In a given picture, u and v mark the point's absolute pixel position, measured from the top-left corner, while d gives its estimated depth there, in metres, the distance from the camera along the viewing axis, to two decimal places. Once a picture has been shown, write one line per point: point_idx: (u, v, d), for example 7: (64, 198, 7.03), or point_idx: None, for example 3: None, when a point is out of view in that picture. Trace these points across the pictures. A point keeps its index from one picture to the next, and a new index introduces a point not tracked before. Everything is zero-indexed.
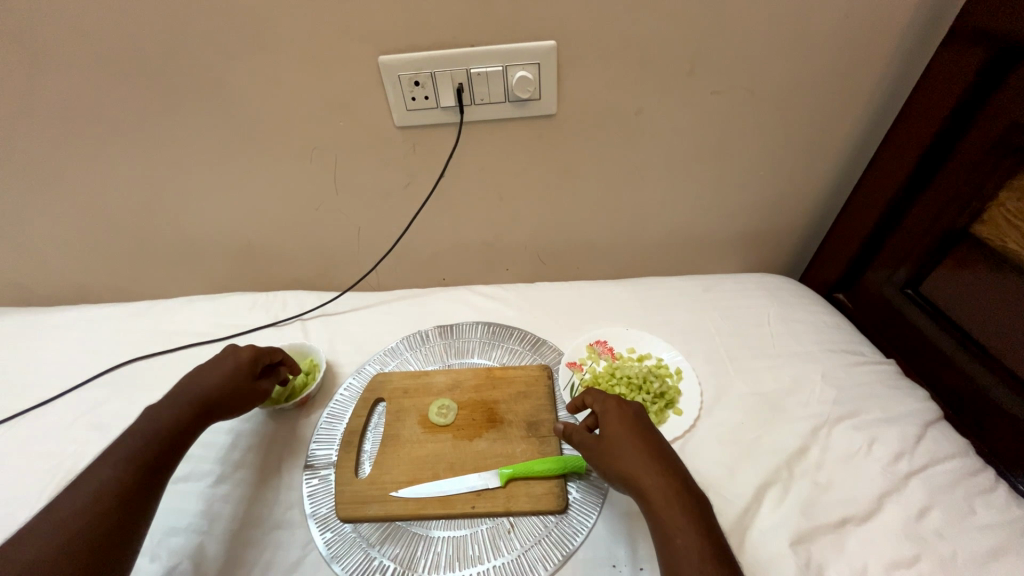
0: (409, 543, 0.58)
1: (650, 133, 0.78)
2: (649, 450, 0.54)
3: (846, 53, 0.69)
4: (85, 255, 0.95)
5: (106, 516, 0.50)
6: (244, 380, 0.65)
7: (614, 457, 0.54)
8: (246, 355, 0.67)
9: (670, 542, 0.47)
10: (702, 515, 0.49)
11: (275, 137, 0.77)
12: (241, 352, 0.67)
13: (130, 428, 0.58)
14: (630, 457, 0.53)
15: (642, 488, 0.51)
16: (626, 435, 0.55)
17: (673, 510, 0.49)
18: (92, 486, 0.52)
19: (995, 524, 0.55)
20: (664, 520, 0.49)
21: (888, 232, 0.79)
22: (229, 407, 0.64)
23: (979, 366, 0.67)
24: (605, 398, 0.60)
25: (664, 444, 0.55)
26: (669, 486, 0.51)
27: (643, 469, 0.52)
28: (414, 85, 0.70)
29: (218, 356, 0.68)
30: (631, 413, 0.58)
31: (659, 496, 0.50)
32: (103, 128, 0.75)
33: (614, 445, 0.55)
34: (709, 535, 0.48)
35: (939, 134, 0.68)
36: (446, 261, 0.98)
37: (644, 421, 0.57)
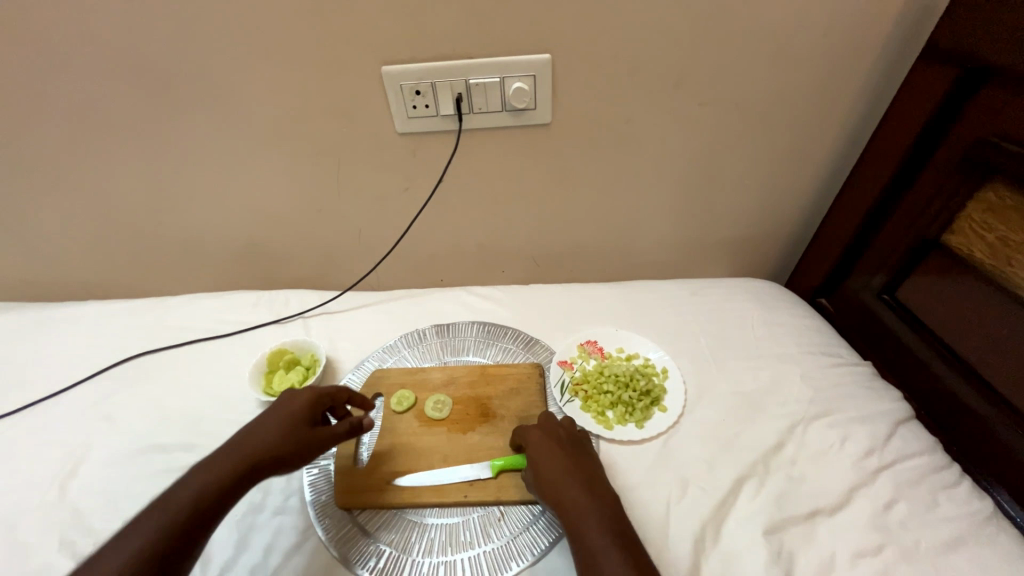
0: (404, 529, 0.61)
1: (641, 141, 0.81)
2: (567, 463, 0.58)
3: (825, 69, 0.73)
4: (93, 253, 0.98)
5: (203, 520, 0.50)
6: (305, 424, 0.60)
7: (536, 468, 0.59)
8: (303, 399, 0.62)
9: (582, 540, 0.51)
10: (612, 515, 0.53)
11: (282, 141, 0.80)
12: (298, 397, 0.62)
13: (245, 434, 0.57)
14: (550, 467, 0.58)
15: (558, 495, 0.55)
16: (547, 447, 0.61)
17: (585, 512, 0.53)
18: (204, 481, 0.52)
19: (957, 516, 0.58)
20: (575, 521, 0.52)
21: (867, 241, 0.83)
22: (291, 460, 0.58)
23: (947, 367, 0.70)
24: (532, 418, 0.66)
25: (585, 458, 0.60)
26: (583, 490, 0.55)
27: (560, 476, 0.57)
28: (415, 94, 0.74)
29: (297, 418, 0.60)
30: (551, 429, 0.64)
31: (575, 501, 0.54)
32: (116, 131, 0.79)
33: (535, 456, 0.60)
34: (617, 533, 0.51)
35: (914, 145, 0.72)
36: (444, 263, 1.01)
37: (565, 438, 0.62)
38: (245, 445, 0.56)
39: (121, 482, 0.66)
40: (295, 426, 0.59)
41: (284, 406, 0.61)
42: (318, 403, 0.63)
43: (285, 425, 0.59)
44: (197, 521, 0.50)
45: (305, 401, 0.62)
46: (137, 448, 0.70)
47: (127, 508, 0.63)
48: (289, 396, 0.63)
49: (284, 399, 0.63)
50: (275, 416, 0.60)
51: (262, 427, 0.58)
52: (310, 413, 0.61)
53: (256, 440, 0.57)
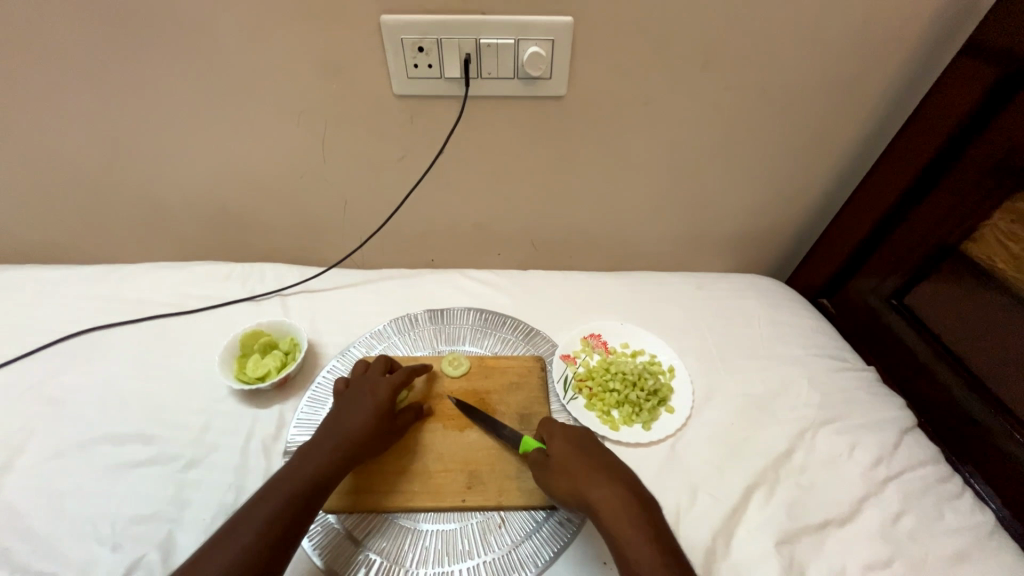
0: (396, 536, 0.56)
1: (661, 124, 0.75)
2: (599, 466, 0.56)
3: (861, 59, 0.68)
4: (34, 208, 0.86)
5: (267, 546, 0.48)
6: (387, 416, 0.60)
7: (565, 475, 0.55)
8: (383, 392, 0.62)
9: (626, 550, 0.49)
10: (652, 521, 0.51)
11: (261, 94, 0.70)
12: (379, 390, 0.62)
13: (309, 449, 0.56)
14: (579, 474, 0.55)
15: (594, 502, 0.52)
16: (572, 451, 0.57)
17: (625, 520, 0.51)
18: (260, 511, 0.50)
19: (962, 528, 0.58)
20: (616, 530, 0.50)
21: (879, 243, 0.81)
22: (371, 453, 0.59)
23: (955, 377, 0.70)
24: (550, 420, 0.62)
25: (613, 458, 0.57)
26: (618, 496, 0.53)
27: (592, 482, 0.54)
28: (418, 51, 0.65)
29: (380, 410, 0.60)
30: (571, 431, 0.60)
31: (613, 509, 0.51)
32: (63, 67, 0.67)
33: (565, 464, 0.56)
34: (659, 540, 0.50)
35: (941, 147, 0.69)
36: (438, 243, 0.94)
37: (591, 439, 0.59)
38: (337, 438, 0.57)
39: (68, 477, 0.58)
40: (382, 417, 0.60)
41: (367, 395, 0.61)
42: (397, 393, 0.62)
43: (371, 417, 0.59)
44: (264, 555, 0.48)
45: (387, 393, 0.62)
46: (88, 438, 0.62)
47: (75, 508, 0.56)
48: (369, 386, 0.62)
49: (363, 386, 0.62)
50: (362, 406, 0.60)
51: (349, 418, 0.59)
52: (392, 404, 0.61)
53: (342, 434, 0.57)
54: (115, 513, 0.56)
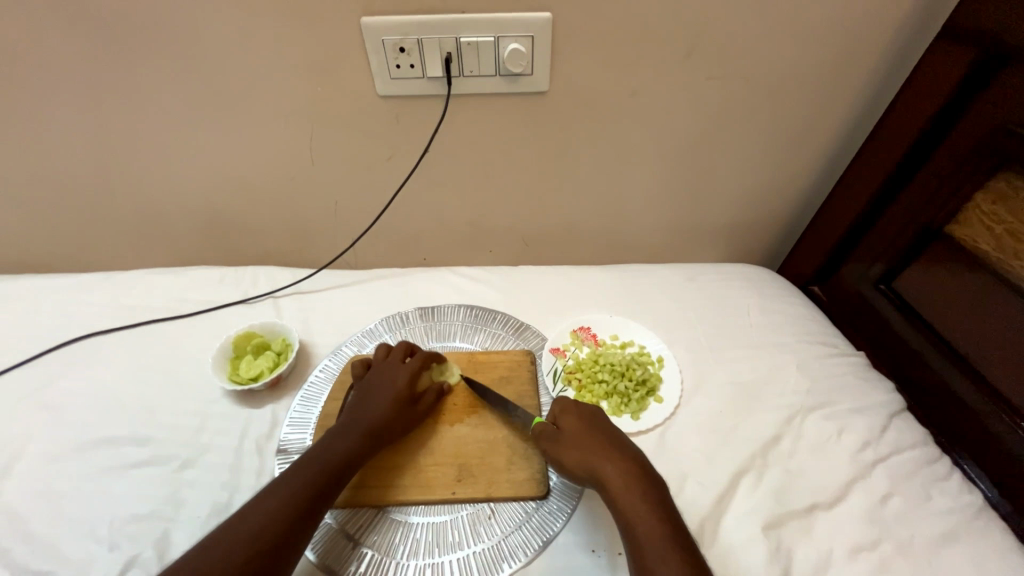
0: (387, 530, 0.57)
1: (644, 116, 0.76)
2: (608, 441, 0.55)
3: (841, 45, 0.69)
4: (29, 218, 0.87)
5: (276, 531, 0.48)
6: (406, 401, 0.63)
7: (570, 449, 0.55)
8: (402, 379, 0.64)
9: (629, 521, 0.49)
10: (658, 493, 0.50)
11: (248, 99, 0.71)
12: (398, 377, 0.65)
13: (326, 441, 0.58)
14: (584, 448, 0.54)
15: (598, 475, 0.52)
16: (579, 426, 0.57)
17: (629, 491, 0.50)
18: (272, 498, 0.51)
19: (950, 509, 0.58)
20: (620, 502, 0.50)
21: (866, 229, 0.81)
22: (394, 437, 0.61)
23: (944, 360, 0.70)
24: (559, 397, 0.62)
25: (621, 435, 0.56)
26: (623, 469, 0.52)
27: (597, 455, 0.53)
28: (399, 51, 0.65)
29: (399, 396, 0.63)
30: (579, 407, 0.59)
31: (620, 484, 0.51)
32: (51, 78, 0.68)
33: (573, 441, 0.55)
34: (665, 512, 0.49)
35: (924, 131, 0.69)
36: (428, 242, 0.95)
37: (599, 416, 0.58)
38: (360, 422, 0.60)
39: (67, 480, 0.59)
40: (401, 401, 0.62)
41: (387, 381, 0.64)
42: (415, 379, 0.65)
43: (391, 402, 0.62)
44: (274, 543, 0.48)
45: (404, 379, 0.64)
46: (85, 442, 0.63)
47: (73, 509, 0.57)
48: (387, 374, 0.65)
49: (383, 373, 0.65)
50: (382, 392, 0.63)
51: (370, 404, 0.62)
52: (411, 389, 0.64)
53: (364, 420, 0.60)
54: (112, 513, 0.57)
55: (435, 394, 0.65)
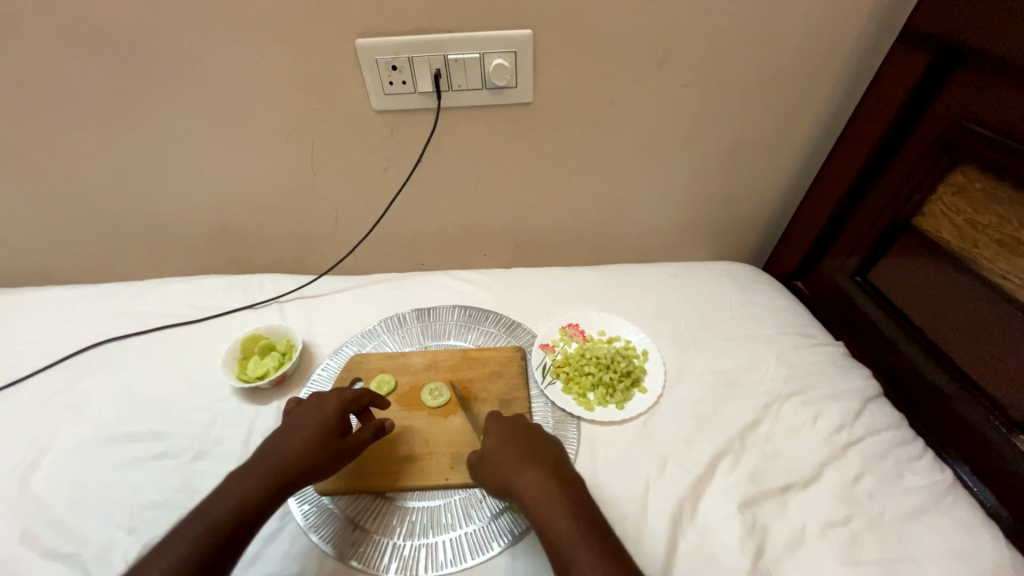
0: (384, 513, 0.61)
1: (623, 122, 0.80)
2: (528, 452, 0.56)
3: (806, 51, 0.73)
4: (50, 234, 0.92)
5: (225, 532, 0.50)
6: (335, 433, 0.59)
7: (500, 462, 0.56)
8: (332, 408, 0.61)
9: (551, 533, 0.49)
10: (581, 505, 0.51)
11: (253, 117, 0.77)
12: (326, 405, 0.61)
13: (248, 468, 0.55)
14: (514, 460, 0.56)
15: (522, 488, 0.53)
16: (511, 439, 0.58)
17: (553, 502, 0.51)
18: (227, 498, 0.52)
19: (921, 486, 0.61)
20: (541, 513, 0.50)
21: (841, 225, 0.85)
22: (322, 467, 0.58)
23: (916, 347, 0.73)
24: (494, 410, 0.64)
25: (541, 445, 0.58)
26: (549, 481, 0.53)
27: (525, 468, 0.54)
28: (392, 69, 0.71)
29: (324, 425, 0.59)
30: (513, 421, 0.61)
31: (535, 493, 0.52)
32: (72, 104, 0.74)
33: (495, 455, 0.57)
34: (586, 523, 0.49)
35: (887, 130, 0.73)
36: (425, 247, 0.99)
37: (522, 429, 0.60)
38: (277, 454, 0.56)
39: (88, 472, 0.64)
40: (324, 435, 0.58)
41: (313, 411, 0.60)
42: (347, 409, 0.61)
43: (313, 434, 0.58)
44: (226, 544, 0.49)
45: (334, 410, 0.60)
46: (103, 437, 0.67)
47: (94, 499, 0.61)
48: (317, 402, 0.62)
49: (312, 404, 0.61)
50: (305, 423, 0.59)
51: (291, 436, 0.58)
52: (338, 421, 0.60)
53: (287, 448, 0.57)
54: (130, 501, 0.61)
55: (370, 432, 0.61)
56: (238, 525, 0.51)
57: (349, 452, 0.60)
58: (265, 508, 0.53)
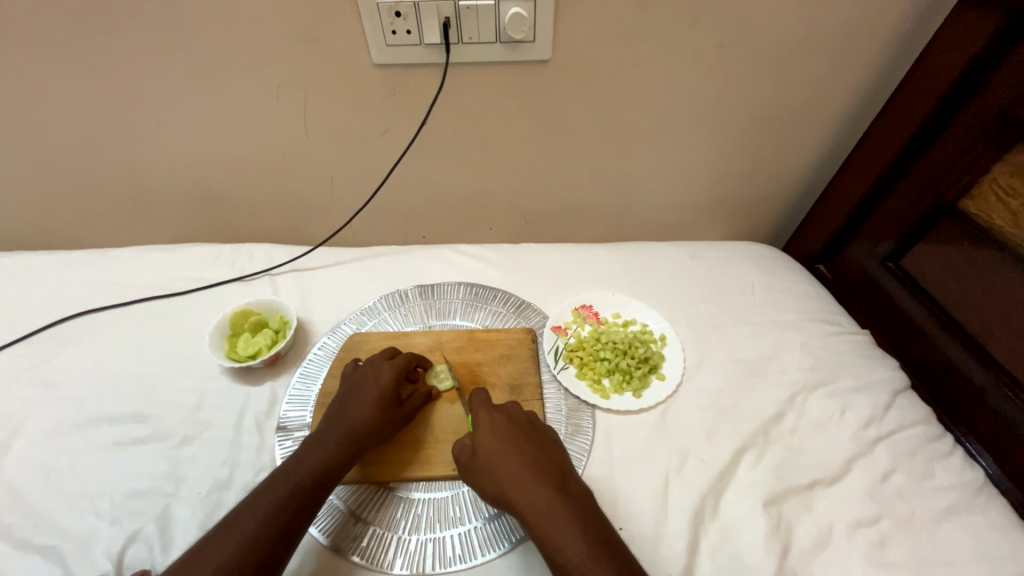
0: (388, 506, 0.57)
1: (650, 87, 0.73)
2: (526, 459, 0.52)
3: (860, 10, 0.65)
4: (16, 195, 0.84)
5: (270, 534, 0.48)
6: (390, 403, 0.59)
7: (497, 469, 0.52)
8: (385, 377, 0.61)
9: (557, 547, 0.46)
10: (587, 514, 0.48)
11: (236, 68, 0.68)
12: (380, 376, 0.61)
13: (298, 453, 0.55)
14: (510, 466, 0.51)
15: (522, 499, 0.49)
16: (506, 440, 0.54)
17: (557, 513, 0.47)
18: (263, 501, 0.50)
19: (951, 486, 0.58)
20: (544, 526, 0.47)
21: (875, 206, 0.79)
22: (380, 439, 0.58)
23: (950, 339, 0.69)
24: (484, 401, 0.59)
25: (540, 449, 0.53)
26: (552, 490, 0.49)
27: (524, 476, 0.50)
28: (394, 16, 0.62)
29: (376, 395, 0.59)
30: (507, 416, 0.56)
31: (537, 507, 0.48)
32: (28, 47, 0.65)
33: (491, 462, 0.52)
34: (595, 534, 0.46)
35: (940, 103, 0.66)
36: (427, 218, 0.93)
37: (517, 429, 0.55)
38: (342, 427, 0.57)
39: (66, 457, 0.59)
40: (381, 406, 0.58)
41: (369, 380, 0.61)
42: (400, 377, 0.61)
43: (374, 404, 0.58)
44: (273, 546, 0.48)
45: (390, 377, 0.61)
46: (81, 420, 0.62)
47: (73, 486, 0.57)
48: (370, 372, 0.62)
49: (366, 374, 0.62)
50: (360, 396, 0.59)
51: (349, 409, 0.58)
52: (396, 389, 0.60)
53: (348, 421, 0.57)
54: (113, 489, 0.57)
55: (422, 398, 0.62)
56: (284, 523, 0.49)
57: (404, 422, 0.60)
58: (305, 507, 0.51)
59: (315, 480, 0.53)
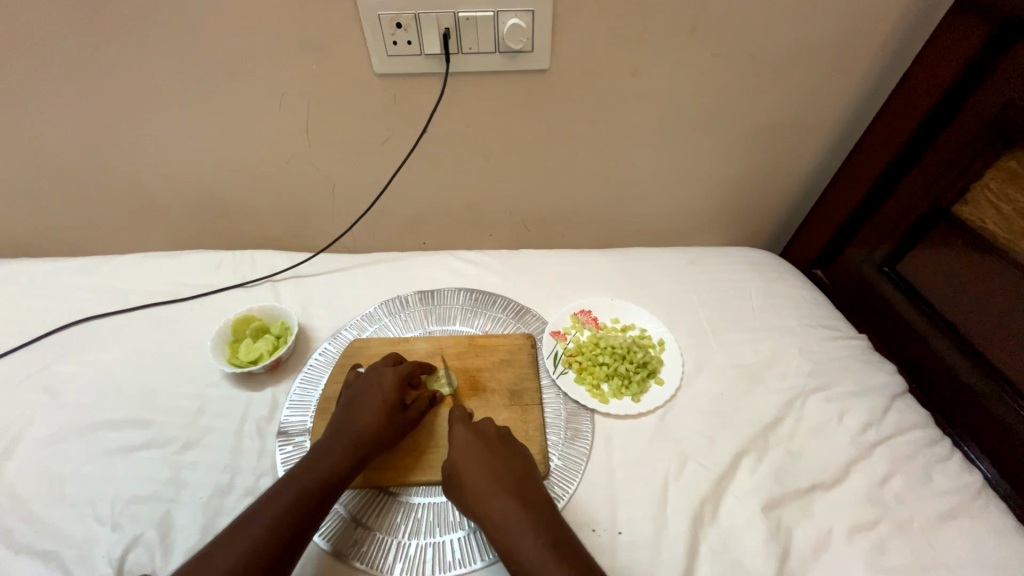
0: (389, 510, 0.58)
1: (646, 95, 0.74)
2: (488, 470, 0.53)
3: (850, 20, 0.66)
4: (21, 203, 0.85)
5: (274, 542, 0.48)
6: (394, 408, 0.59)
7: (463, 486, 0.53)
8: (389, 383, 0.61)
9: (522, 561, 0.47)
10: (551, 524, 0.49)
11: (240, 78, 0.69)
12: (385, 382, 0.61)
13: (304, 461, 0.55)
14: (472, 478, 0.53)
15: (484, 509, 0.51)
16: (473, 456, 0.54)
17: (522, 527, 0.48)
18: (269, 508, 0.50)
19: (950, 489, 0.58)
20: (509, 541, 0.48)
21: (870, 212, 0.80)
22: (385, 445, 0.58)
23: (947, 343, 0.69)
24: (460, 417, 0.59)
25: (504, 459, 0.55)
26: (516, 504, 0.50)
27: (489, 492, 0.51)
28: (395, 27, 0.63)
29: (379, 402, 0.59)
30: (477, 431, 0.57)
31: (498, 516, 0.50)
32: (36, 58, 0.66)
33: (457, 474, 0.54)
34: (558, 543, 0.47)
35: (932, 110, 0.68)
36: (427, 225, 0.94)
37: (483, 440, 0.56)
38: (348, 433, 0.57)
39: (68, 463, 0.60)
40: (385, 412, 0.59)
41: (374, 387, 0.61)
42: (402, 383, 0.62)
43: (378, 411, 0.58)
44: (278, 554, 0.48)
45: (392, 384, 0.61)
46: (84, 425, 0.63)
47: (75, 492, 0.57)
48: (375, 378, 0.62)
49: (370, 380, 0.62)
50: (365, 402, 0.59)
51: (355, 416, 0.58)
52: (400, 395, 0.60)
53: (354, 428, 0.58)
54: (114, 495, 0.57)
55: (427, 402, 0.62)
56: (290, 532, 0.49)
57: (408, 429, 0.60)
58: (309, 514, 0.51)
59: (320, 487, 0.53)
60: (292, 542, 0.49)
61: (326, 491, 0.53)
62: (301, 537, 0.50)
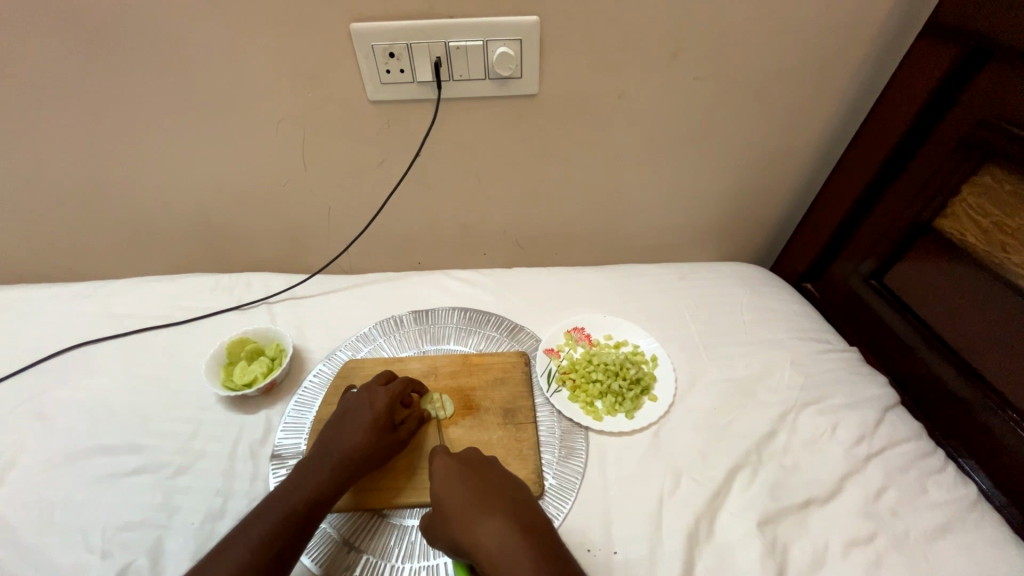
0: (381, 532, 0.57)
1: (633, 116, 0.76)
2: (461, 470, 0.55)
3: (825, 44, 0.69)
4: (21, 229, 0.87)
5: (260, 561, 0.48)
6: (383, 427, 0.59)
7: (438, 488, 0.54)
8: (381, 403, 0.61)
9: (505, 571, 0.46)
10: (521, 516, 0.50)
11: (239, 107, 0.72)
12: (376, 400, 0.61)
13: (292, 479, 0.55)
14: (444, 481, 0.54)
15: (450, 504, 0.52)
16: (456, 474, 0.55)
17: (504, 544, 0.48)
18: (255, 529, 0.50)
19: (945, 502, 0.58)
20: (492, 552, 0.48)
21: (856, 225, 0.82)
22: (374, 463, 0.58)
23: (933, 352, 0.70)
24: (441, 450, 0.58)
25: (477, 462, 0.56)
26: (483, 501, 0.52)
27: (470, 512, 0.51)
28: (389, 57, 0.66)
29: (366, 421, 0.59)
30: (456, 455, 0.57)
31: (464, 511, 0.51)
32: (43, 90, 0.68)
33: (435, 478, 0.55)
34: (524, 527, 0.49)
35: (910, 127, 0.70)
36: (423, 245, 0.95)
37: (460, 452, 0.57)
38: (336, 451, 0.57)
39: (58, 490, 0.59)
40: (375, 430, 0.59)
41: (365, 404, 0.61)
42: (394, 402, 0.62)
43: (369, 429, 0.58)
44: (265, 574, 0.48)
45: (384, 403, 0.61)
46: (76, 451, 0.63)
47: (64, 518, 0.57)
48: (368, 396, 0.62)
49: (361, 397, 0.62)
50: (354, 421, 0.59)
51: (344, 434, 0.58)
52: (390, 414, 0.60)
53: (342, 446, 0.57)
54: (104, 521, 0.57)
55: (416, 422, 0.62)
56: (274, 551, 0.49)
57: (398, 447, 0.60)
58: (297, 534, 0.51)
59: (307, 506, 0.53)
60: (278, 562, 0.49)
61: (313, 510, 0.53)
62: (289, 558, 0.50)
